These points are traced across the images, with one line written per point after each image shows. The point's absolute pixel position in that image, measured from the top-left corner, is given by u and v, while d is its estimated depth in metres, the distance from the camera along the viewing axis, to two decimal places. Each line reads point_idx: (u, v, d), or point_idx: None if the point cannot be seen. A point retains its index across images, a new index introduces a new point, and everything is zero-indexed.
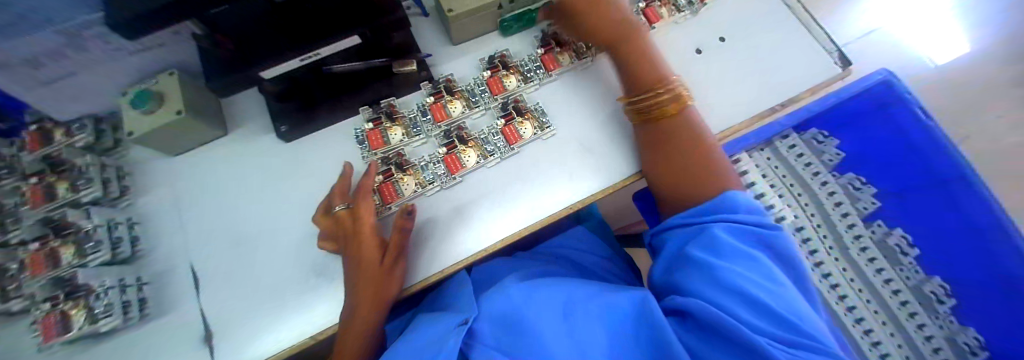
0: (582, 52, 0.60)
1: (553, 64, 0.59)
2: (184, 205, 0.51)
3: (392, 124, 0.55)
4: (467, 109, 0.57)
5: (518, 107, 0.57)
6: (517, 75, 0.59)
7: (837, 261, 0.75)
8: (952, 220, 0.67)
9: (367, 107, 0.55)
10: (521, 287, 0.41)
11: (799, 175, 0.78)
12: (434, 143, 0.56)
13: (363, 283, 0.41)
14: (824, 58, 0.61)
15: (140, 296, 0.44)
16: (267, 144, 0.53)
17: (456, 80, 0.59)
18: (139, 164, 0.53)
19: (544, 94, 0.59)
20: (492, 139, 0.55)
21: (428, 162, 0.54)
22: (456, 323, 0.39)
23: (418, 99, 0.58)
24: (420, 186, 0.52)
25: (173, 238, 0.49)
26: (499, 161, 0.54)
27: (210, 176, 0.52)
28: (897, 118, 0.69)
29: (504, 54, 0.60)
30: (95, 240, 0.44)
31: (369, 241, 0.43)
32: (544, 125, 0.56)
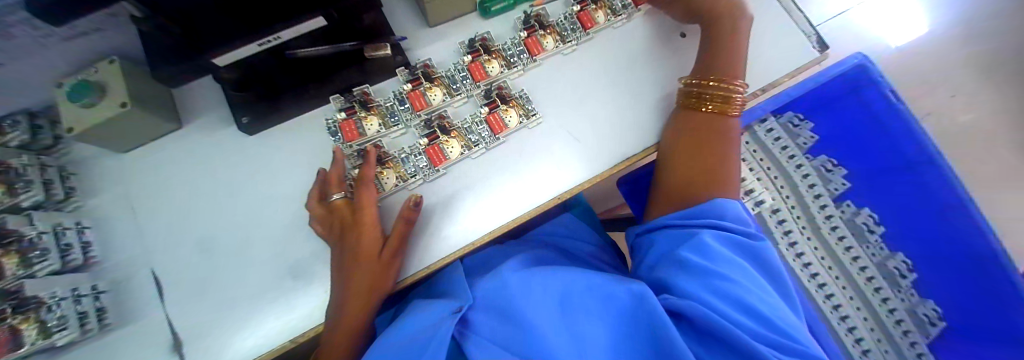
0: (566, 36, 0.57)
1: (537, 48, 0.56)
2: (143, 206, 0.47)
3: (367, 114, 0.52)
4: (448, 96, 0.55)
5: (501, 95, 0.55)
6: (500, 60, 0.56)
7: (809, 241, 0.78)
8: (919, 200, 0.70)
9: (340, 96, 0.52)
10: (517, 275, 0.41)
11: (777, 159, 0.80)
12: (414, 134, 0.53)
13: (357, 280, 0.41)
14: (805, 41, 0.61)
15: (99, 306, 0.42)
16: (230, 138, 0.50)
17: (434, 65, 0.56)
18: (85, 164, 0.48)
19: (528, 80, 0.57)
20: (475, 128, 0.53)
21: (409, 154, 0.52)
22: (448, 311, 0.40)
23: (394, 86, 0.55)
24: (402, 180, 0.50)
25: (133, 242, 0.46)
26: (485, 152, 0.52)
27: (169, 174, 0.48)
28: (868, 98, 0.70)
29: (484, 37, 0.57)
30: (41, 248, 0.40)
31: (368, 234, 0.42)
32: (530, 113, 0.54)
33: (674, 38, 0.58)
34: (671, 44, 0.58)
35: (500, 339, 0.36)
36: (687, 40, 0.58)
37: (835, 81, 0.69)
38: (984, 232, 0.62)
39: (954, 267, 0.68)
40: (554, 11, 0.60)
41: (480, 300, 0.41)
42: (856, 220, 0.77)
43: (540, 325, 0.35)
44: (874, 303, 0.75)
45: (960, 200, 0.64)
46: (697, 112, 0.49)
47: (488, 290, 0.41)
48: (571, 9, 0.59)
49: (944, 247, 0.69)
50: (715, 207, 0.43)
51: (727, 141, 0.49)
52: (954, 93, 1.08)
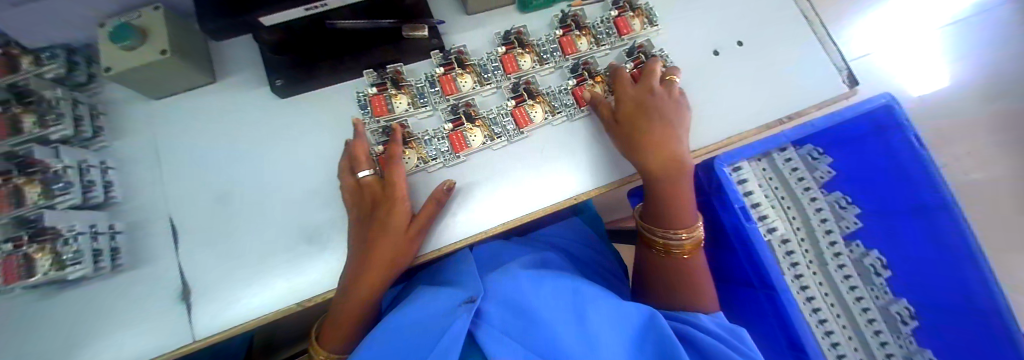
0: (601, 39, 0.59)
1: (571, 47, 0.57)
2: (168, 154, 0.47)
3: (397, 92, 0.52)
4: (477, 85, 0.55)
5: (529, 90, 0.55)
6: (533, 55, 0.57)
7: (813, 274, 0.77)
8: (929, 246, 0.70)
9: (373, 72, 0.52)
10: (528, 277, 0.42)
11: (792, 190, 0.78)
12: (439, 117, 0.54)
13: (381, 250, 0.41)
14: (834, 76, 0.61)
15: (112, 245, 0.42)
16: (261, 98, 0.50)
17: (468, 52, 0.56)
18: (115, 105, 0.49)
19: (557, 79, 0.57)
20: (500, 120, 0.53)
21: (432, 137, 0.52)
22: (460, 300, 0.41)
23: (426, 68, 0.56)
24: (422, 162, 0.50)
25: (154, 188, 0.46)
26: (508, 145, 0.52)
27: (195, 126, 0.48)
28: (891, 141, 0.68)
29: (521, 30, 0.57)
30: (65, 181, 0.40)
31: (398, 211, 0.42)
32: (556, 110, 0.54)
33: (706, 57, 0.60)
34: (703, 62, 0.59)
35: (516, 337, 0.36)
36: (720, 59, 0.60)
37: (860, 122, 0.67)
38: (988, 283, 0.64)
39: (953, 311, 0.70)
40: (591, 12, 0.61)
41: (492, 293, 0.41)
42: (865, 262, 0.76)
43: (555, 324, 0.36)
44: (874, 347, 0.74)
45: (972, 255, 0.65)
46: (653, 250, 0.51)
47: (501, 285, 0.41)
48: (609, 14, 0.60)
49: (944, 292, 0.71)
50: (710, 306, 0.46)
51: (697, 274, 0.49)
52: (971, 150, 1.08)
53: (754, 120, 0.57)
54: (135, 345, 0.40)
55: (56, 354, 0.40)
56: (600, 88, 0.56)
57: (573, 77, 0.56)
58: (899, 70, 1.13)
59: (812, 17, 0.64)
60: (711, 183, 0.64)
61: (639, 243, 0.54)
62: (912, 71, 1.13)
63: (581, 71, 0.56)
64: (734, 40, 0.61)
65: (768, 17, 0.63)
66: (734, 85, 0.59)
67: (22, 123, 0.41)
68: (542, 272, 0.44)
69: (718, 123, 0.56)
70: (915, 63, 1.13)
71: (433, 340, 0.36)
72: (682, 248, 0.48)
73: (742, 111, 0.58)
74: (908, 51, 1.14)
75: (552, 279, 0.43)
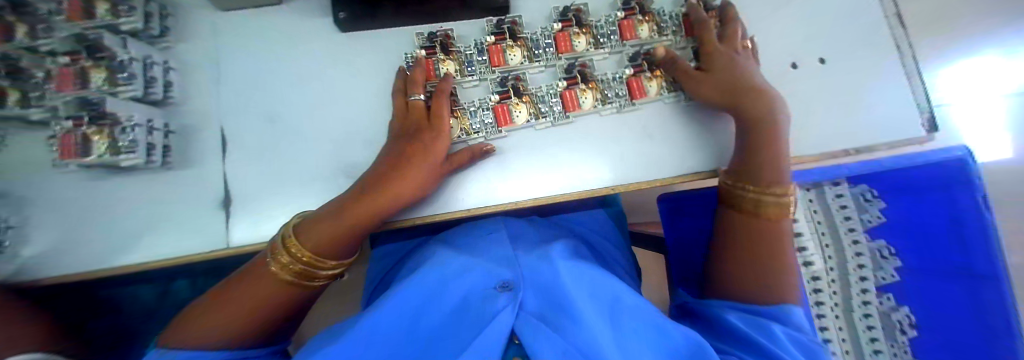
0: (664, 28, 0.55)
1: (631, 32, 0.54)
2: (227, 67, 0.47)
3: (445, 57, 0.50)
4: (527, 60, 0.52)
5: (583, 73, 0.52)
6: (589, 37, 0.54)
7: (836, 318, 0.74)
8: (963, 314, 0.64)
9: (422, 33, 0.51)
10: (569, 265, 0.45)
11: (834, 226, 0.75)
12: (486, 88, 0.51)
13: (412, 166, 0.39)
14: (913, 116, 0.57)
15: (165, 143, 0.43)
16: (322, 27, 0.49)
17: (522, 24, 0.54)
18: (182, 8, 0.49)
19: (613, 65, 0.54)
20: (550, 100, 0.51)
21: (477, 107, 0.49)
22: (492, 284, 0.43)
23: (475, 34, 0.53)
24: (465, 134, 0.48)
25: (209, 97, 0.46)
26: (551, 126, 0.50)
27: (258, 44, 0.48)
28: (957, 198, 0.61)
29: (579, 9, 0.54)
30: (129, 71, 0.41)
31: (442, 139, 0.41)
32: (607, 99, 0.52)
33: (784, 68, 0.56)
34: (779, 73, 0.56)
35: (550, 325, 0.40)
36: (797, 72, 0.56)
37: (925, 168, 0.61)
38: None
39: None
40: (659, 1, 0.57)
41: (526, 278, 0.44)
42: (891, 316, 0.69)
43: (591, 324, 0.39)
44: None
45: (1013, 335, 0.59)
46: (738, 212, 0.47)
47: (539, 273, 0.44)
48: (678, 8, 0.56)
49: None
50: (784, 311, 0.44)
51: (780, 240, 0.45)
52: None
53: (814, 143, 0.54)
54: (174, 242, 0.41)
55: (104, 234, 0.42)
56: (659, 84, 0.53)
57: (630, 65, 0.53)
58: (980, 126, 1.04)
59: (906, 50, 0.58)
60: None
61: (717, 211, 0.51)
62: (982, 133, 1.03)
63: (641, 61, 0.53)
64: (818, 56, 0.57)
65: (859, 38, 0.58)
66: (802, 103, 0.55)
67: (95, 8, 0.42)
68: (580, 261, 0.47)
69: None
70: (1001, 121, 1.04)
71: (475, 327, 0.39)
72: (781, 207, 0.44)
73: (809, 132, 0.54)
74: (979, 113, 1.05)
75: (593, 275, 0.45)
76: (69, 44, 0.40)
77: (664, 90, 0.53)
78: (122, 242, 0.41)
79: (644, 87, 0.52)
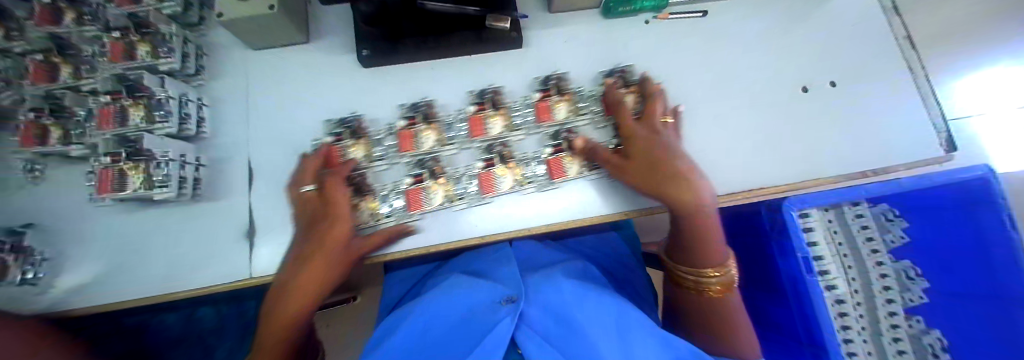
0: (581, 108, 0.52)
1: (547, 113, 0.51)
2: (259, 101, 0.50)
3: (353, 143, 0.48)
4: (439, 144, 0.50)
5: (502, 153, 0.48)
6: (504, 117, 0.51)
7: (863, 342, 0.66)
8: (997, 339, 0.61)
9: (332, 120, 0.49)
10: (573, 287, 0.43)
11: (856, 249, 0.68)
12: (399, 171, 0.49)
13: (311, 268, 0.39)
14: (934, 136, 0.56)
15: (196, 175, 0.45)
16: (346, 63, 0.52)
17: (436, 107, 0.52)
18: (217, 48, 0.52)
19: (536, 144, 0.51)
20: (464, 182, 0.48)
21: (391, 193, 0.47)
22: (499, 298, 0.43)
23: (387, 117, 0.51)
24: (373, 219, 0.46)
25: (237, 130, 0.48)
26: (469, 208, 0.47)
27: (286, 81, 0.51)
28: (982, 219, 0.59)
29: (496, 90, 0.52)
30: (165, 109, 0.43)
31: (332, 235, 0.39)
32: (526, 178, 0.48)
33: (795, 91, 0.57)
34: (793, 96, 0.57)
35: (551, 342, 0.38)
36: (808, 95, 0.57)
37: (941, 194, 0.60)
38: None
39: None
40: (581, 78, 0.55)
41: (532, 297, 0.43)
42: (922, 340, 0.64)
43: (597, 338, 0.36)
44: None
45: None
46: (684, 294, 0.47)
47: (545, 293, 0.43)
48: (599, 88, 0.53)
49: None
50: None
51: (733, 316, 0.46)
52: None
53: (834, 165, 0.54)
54: (199, 271, 0.42)
55: (132, 264, 0.43)
56: (582, 161, 0.49)
57: (552, 143, 0.50)
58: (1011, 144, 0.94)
59: (919, 72, 0.58)
60: (775, 226, 0.60)
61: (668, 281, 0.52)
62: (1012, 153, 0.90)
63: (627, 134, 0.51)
64: (828, 79, 0.58)
65: (868, 60, 0.59)
66: (818, 125, 0.55)
67: (136, 51, 0.46)
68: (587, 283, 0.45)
69: (797, 162, 0.53)
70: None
71: (475, 336, 0.38)
72: (716, 288, 0.44)
73: (823, 154, 0.54)
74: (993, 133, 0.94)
75: (592, 293, 0.42)
76: (112, 84, 0.43)
77: (587, 170, 0.49)
78: (148, 273, 0.42)
79: (562, 167, 0.48)
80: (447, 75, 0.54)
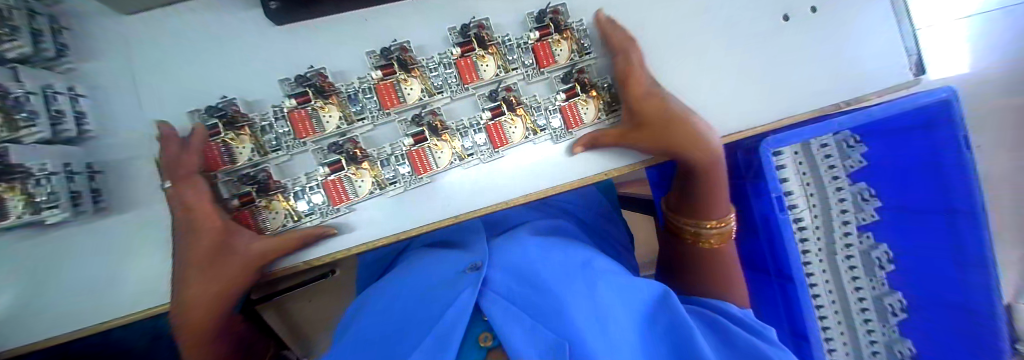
0: (510, 62, 0.48)
1: (470, 73, 0.46)
2: (164, 85, 0.42)
3: (235, 136, 0.42)
4: (345, 122, 0.45)
5: (433, 124, 0.46)
6: (420, 81, 0.46)
7: (819, 262, 0.66)
8: (938, 248, 0.62)
9: (199, 109, 0.42)
10: (536, 249, 0.44)
11: (819, 177, 0.66)
12: (313, 157, 0.45)
13: (194, 271, 0.38)
14: (904, 60, 0.54)
15: (92, 186, 0.38)
16: (255, 25, 0.43)
17: (330, 76, 0.44)
18: (82, 20, 0.41)
19: (470, 107, 0.48)
20: (393, 164, 0.46)
21: (305, 186, 0.44)
22: (465, 267, 0.43)
23: (273, 97, 0.44)
24: (291, 220, 0.44)
25: (135, 125, 0.41)
26: (404, 192, 0.46)
27: (189, 59, 0.42)
28: (938, 138, 0.57)
29: (403, 48, 0.46)
30: (28, 109, 0.34)
31: (207, 235, 0.37)
32: (465, 151, 0.47)
33: (775, 20, 0.52)
34: (771, 26, 0.52)
35: (517, 302, 0.36)
36: (788, 25, 0.53)
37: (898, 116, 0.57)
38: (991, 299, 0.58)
39: (936, 311, 0.64)
40: (503, 23, 0.49)
41: (497, 263, 0.42)
42: (871, 255, 0.66)
43: (566, 294, 0.35)
44: (864, 356, 0.66)
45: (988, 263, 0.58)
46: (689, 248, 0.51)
47: (512, 257, 0.43)
48: (528, 35, 0.48)
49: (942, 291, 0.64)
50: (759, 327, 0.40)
51: (727, 263, 0.49)
52: None
53: (808, 101, 0.52)
54: (142, 289, 0.40)
55: (48, 290, 0.39)
56: (523, 125, 0.48)
57: (489, 106, 0.47)
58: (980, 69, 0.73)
59: None
60: (750, 169, 0.59)
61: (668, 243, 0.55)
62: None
63: (574, 81, 0.49)
64: (809, 4, 0.53)
65: None
66: (795, 57, 0.52)
67: None
68: (552, 244, 0.46)
69: (773, 101, 0.52)
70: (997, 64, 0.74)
71: (436, 309, 0.37)
72: (710, 238, 0.48)
73: (799, 91, 0.52)
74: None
75: (556, 251, 0.44)
76: None
77: (530, 134, 0.48)
78: (73, 298, 0.39)
79: (505, 134, 0.47)
80: (381, 27, 0.46)
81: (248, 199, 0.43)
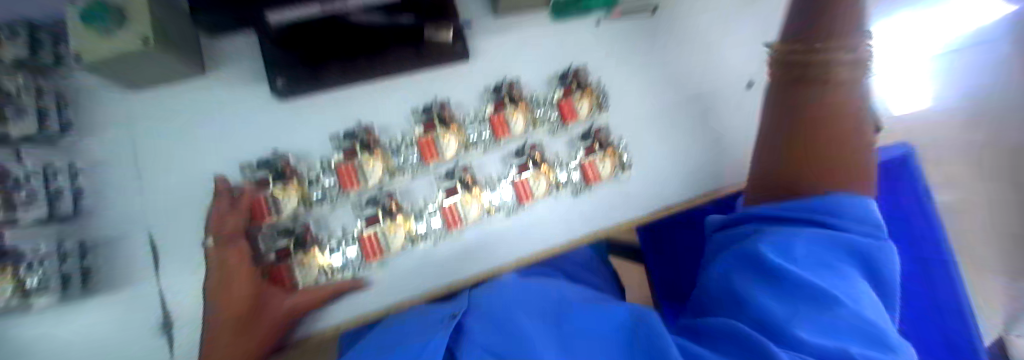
0: (538, 119, 0.50)
1: (503, 129, 0.49)
2: (166, 156, 0.42)
3: (283, 187, 0.43)
4: (388, 175, 0.46)
5: (465, 179, 0.47)
6: (458, 135, 0.48)
7: None
8: (916, 292, 0.57)
9: (250, 163, 0.44)
10: (515, 290, 0.45)
11: None
12: (349, 212, 0.45)
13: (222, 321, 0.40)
14: None
15: (84, 267, 0.39)
16: (261, 99, 0.45)
17: (377, 132, 0.47)
18: (83, 94, 0.42)
19: (502, 163, 0.49)
20: (428, 218, 0.46)
21: (341, 240, 0.44)
22: (446, 314, 0.43)
23: (321, 150, 0.45)
24: (324, 274, 0.43)
25: (133, 199, 0.41)
26: (435, 245, 0.45)
27: (192, 134, 0.43)
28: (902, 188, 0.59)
29: (442, 104, 0.48)
30: (29, 191, 0.36)
31: (238, 286, 0.40)
32: (493, 207, 0.47)
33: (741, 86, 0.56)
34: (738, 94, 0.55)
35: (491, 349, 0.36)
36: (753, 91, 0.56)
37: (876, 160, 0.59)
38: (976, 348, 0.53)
39: None
40: (532, 80, 0.52)
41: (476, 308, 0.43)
42: None
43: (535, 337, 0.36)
44: None
45: (959, 305, 0.55)
46: (818, 130, 0.41)
47: (488, 299, 0.44)
48: (553, 95, 0.51)
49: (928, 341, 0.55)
50: (830, 203, 0.38)
51: (844, 138, 0.41)
52: None
53: None
54: None
55: None
56: (547, 180, 0.49)
57: (515, 162, 0.49)
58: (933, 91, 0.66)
59: None
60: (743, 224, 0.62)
61: (774, 153, 0.44)
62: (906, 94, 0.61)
63: (592, 139, 0.51)
64: None
65: None
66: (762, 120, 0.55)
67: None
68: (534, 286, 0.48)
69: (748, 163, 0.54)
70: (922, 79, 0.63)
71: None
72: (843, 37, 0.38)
73: None
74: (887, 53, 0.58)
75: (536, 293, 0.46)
76: None
77: (553, 189, 0.49)
78: None
79: (531, 190, 0.48)
80: (383, 100, 0.47)
81: (284, 253, 0.43)
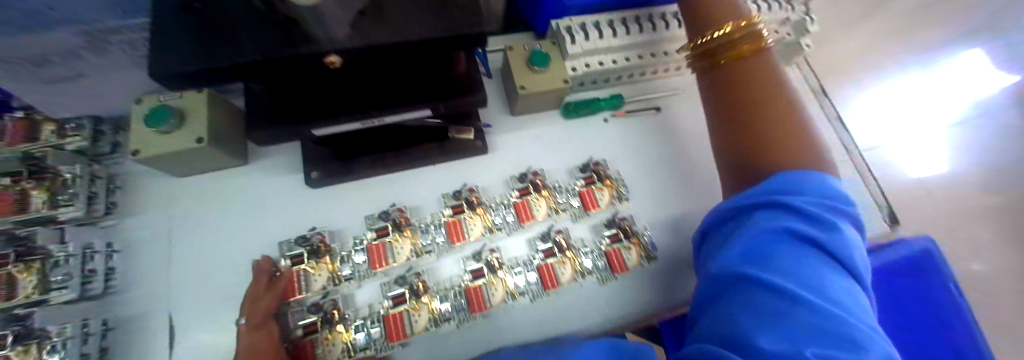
0: (561, 207, 0.53)
1: (527, 213, 0.51)
2: (199, 236, 0.45)
3: (314, 265, 0.45)
4: (415, 254, 0.47)
5: (490, 262, 0.48)
6: (484, 218, 0.50)
7: None
8: None
9: (289, 239, 0.46)
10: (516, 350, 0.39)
11: None
12: (376, 291, 0.46)
13: None
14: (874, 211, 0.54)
15: (102, 345, 0.40)
16: (295, 185, 0.49)
17: (409, 213, 0.50)
18: (134, 180, 0.47)
19: (526, 246, 0.50)
20: (453, 300, 0.46)
21: (366, 320, 0.44)
22: None
23: (356, 228, 0.48)
24: (346, 354, 0.43)
25: (159, 277, 0.43)
26: (457, 328, 0.45)
27: (225, 216, 0.46)
28: (930, 283, 0.56)
29: (473, 189, 0.51)
30: (64, 272, 0.39)
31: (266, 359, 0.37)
32: (515, 292, 0.47)
33: None
34: None
35: None
36: None
37: (904, 255, 0.55)
38: None
39: None
40: (552, 170, 0.55)
41: None
42: None
43: None
44: None
45: None
46: (760, 106, 0.37)
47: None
48: (575, 182, 0.54)
49: None
50: (786, 178, 0.32)
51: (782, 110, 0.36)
52: None
53: None
54: None
55: None
56: (572, 267, 0.49)
57: (541, 247, 0.50)
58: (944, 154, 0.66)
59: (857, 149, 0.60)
60: None
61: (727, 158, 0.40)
62: (910, 154, 0.63)
63: (616, 227, 0.52)
64: None
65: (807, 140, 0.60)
66: None
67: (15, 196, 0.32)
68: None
69: None
70: (922, 145, 0.65)
71: None
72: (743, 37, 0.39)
73: None
74: (865, 123, 0.63)
75: None
76: None
77: (579, 275, 0.49)
78: None
79: (555, 276, 0.48)
80: (410, 186, 0.51)
81: (312, 329, 0.43)
